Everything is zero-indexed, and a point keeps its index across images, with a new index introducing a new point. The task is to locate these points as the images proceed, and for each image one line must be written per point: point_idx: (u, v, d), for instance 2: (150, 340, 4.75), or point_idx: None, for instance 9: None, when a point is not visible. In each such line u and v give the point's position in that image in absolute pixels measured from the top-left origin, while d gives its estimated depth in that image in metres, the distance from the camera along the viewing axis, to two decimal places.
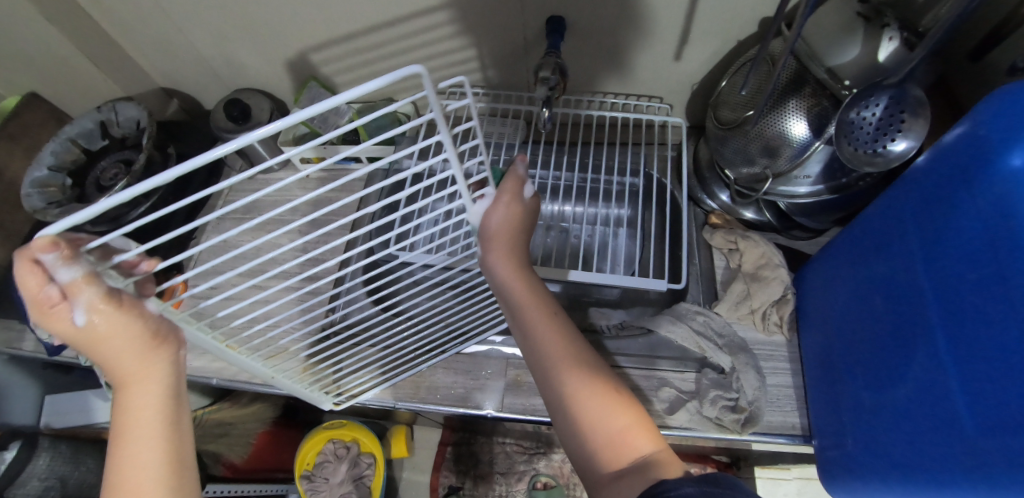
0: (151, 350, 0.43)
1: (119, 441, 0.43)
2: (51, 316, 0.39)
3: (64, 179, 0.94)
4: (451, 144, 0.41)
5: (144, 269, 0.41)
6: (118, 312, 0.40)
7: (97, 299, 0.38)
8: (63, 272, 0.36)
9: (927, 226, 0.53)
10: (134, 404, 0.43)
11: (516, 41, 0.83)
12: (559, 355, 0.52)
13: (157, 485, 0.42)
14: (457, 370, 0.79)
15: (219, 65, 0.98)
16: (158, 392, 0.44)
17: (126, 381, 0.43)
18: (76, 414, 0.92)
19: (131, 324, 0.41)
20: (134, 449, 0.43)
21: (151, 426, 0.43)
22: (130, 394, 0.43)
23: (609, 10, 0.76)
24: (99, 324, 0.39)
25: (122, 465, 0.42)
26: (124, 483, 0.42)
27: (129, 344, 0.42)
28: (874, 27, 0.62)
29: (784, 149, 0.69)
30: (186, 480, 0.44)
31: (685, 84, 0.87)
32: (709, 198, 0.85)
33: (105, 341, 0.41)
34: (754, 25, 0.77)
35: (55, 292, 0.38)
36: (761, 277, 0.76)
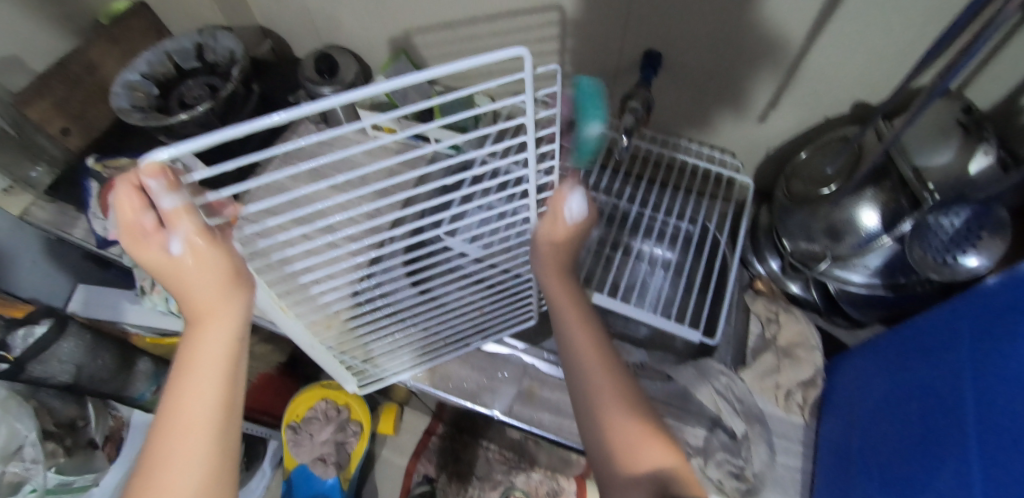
0: (229, 287, 0.44)
1: (182, 369, 0.45)
2: (141, 244, 0.40)
3: (152, 89, 0.97)
4: (532, 127, 0.44)
5: (228, 212, 0.44)
6: (210, 249, 0.41)
7: (193, 231, 0.39)
8: (166, 200, 0.37)
9: (981, 349, 0.52)
10: (207, 338, 0.45)
11: (610, 63, 0.84)
12: (590, 354, 0.54)
13: (208, 420, 0.44)
14: (474, 365, 0.80)
15: (319, 18, 1.01)
16: (228, 333, 0.45)
17: (200, 316, 0.44)
18: (107, 311, 0.96)
19: (219, 261, 0.42)
20: (194, 382, 0.44)
21: (213, 363, 0.45)
22: (201, 329, 0.45)
23: (713, 56, 0.76)
24: (189, 256, 0.41)
25: (180, 394, 0.44)
26: (177, 411, 0.44)
27: (211, 279, 0.43)
28: (972, 139, 0.61)
29: (849, 235, 0.68)
30: (232, 422, 0.46)
31: (762, 147, 0.87)
32: (758, 262, 0.84)
33: (188, 273, 0.42)
34: (847, 106, 0.77)
35: (152, 220, 0.40)
36: (794, 355, 0.76)
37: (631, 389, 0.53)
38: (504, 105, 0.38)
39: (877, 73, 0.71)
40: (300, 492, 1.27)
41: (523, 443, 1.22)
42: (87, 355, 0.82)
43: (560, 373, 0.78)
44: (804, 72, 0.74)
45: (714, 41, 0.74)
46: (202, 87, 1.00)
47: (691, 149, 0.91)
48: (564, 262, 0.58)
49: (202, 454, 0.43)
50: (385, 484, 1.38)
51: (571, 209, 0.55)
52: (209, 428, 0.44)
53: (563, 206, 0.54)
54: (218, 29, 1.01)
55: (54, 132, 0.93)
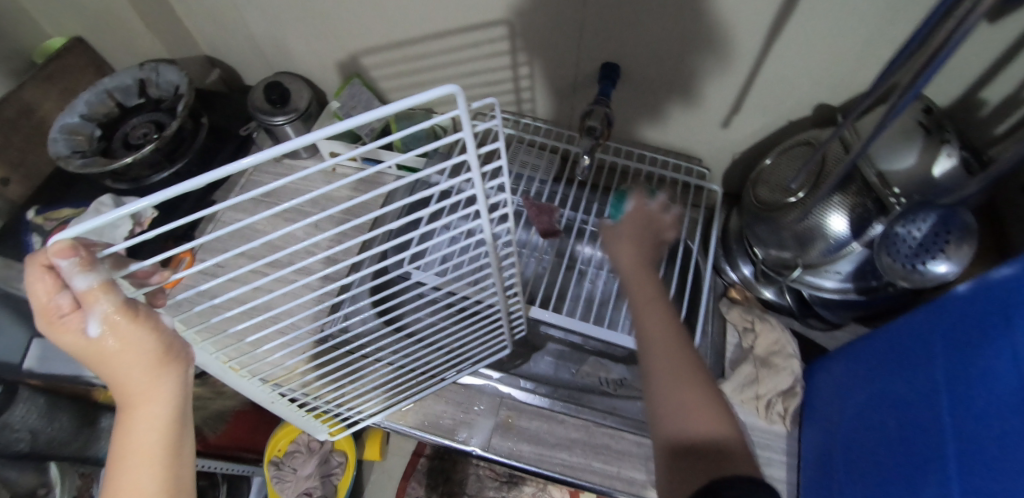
0: (157, 368, 0.41)
1: (117, 457, 0.41)
2: (59, 327, 0.37)
3: (94, 130, 0.93)
4: (475, 164, 0.43)
5: (155, 281, 0.42)
6: (132, 326, 0.38)
7: (111, 311, 0.37)
8: (78, 280, 0.35)
9: (958, 362, 0.51)
10: (140, 424, 0.41)
11: (567, 77, 0.82)
12: (654, 331, 0.52)
13: None
14: (450, 399, 0.78)
15: (267, 46, 0.97)
16: (162, 418, 0.41)
17: (128, 400, 0.41)
18: (67, 364, 0.91)
19: (144, 338, 0.39)
20: (133, 470, 0.41)
21: (149, 451, 0.41)
22: (132, 414, 0.41)
23: (670, 64, 0.74)
24: (110, 340, 0.38)
25: (118, 484, 0.41)
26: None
27: (137, 360, 0.39)
28: (934, 140, 0.60)
29: (818, 242, 0.67)
30: None
31: (727, 152, 0.86)
32: (731, 269, 0.83)
33: (110, 358, 0.39)
34: (808, 109, 0.76)
35: (67, 301, 0.37)
36: (772, 363, 0.75)
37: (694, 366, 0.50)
38: (443, 144, 0.37)
39: (834, 76, 0.70)
40: None
41: None
42: (43, 418, 0.79)
43: (537, 401, 0.76)
44: (761, 78, 0.73)
45: (669, 51, 0.72)
46: (147, 125, 0.95)
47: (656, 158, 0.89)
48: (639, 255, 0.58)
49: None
50: None
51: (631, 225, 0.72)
52: None
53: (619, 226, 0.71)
54: (159, 62, 0.96)
55: None
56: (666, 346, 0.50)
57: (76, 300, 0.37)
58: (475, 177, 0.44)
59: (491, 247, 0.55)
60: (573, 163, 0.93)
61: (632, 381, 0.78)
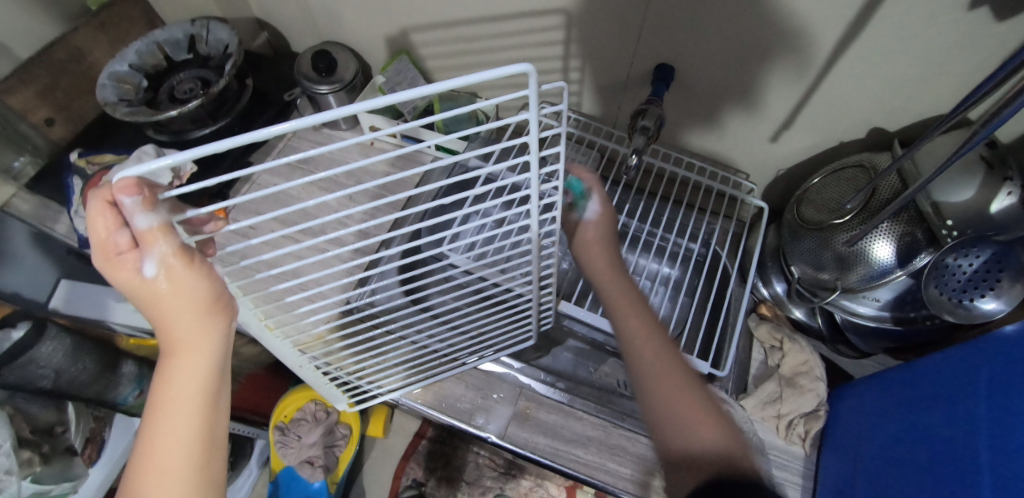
0: (205, 317, 0.42)
1: (156, 407, 0.42)
2: (115, 263, 0.38)
3: (142, 81, 0.93)
4: (535, 148, 0.41)
5: (209, 230, 0.42)
6: (185, 270, 0.39)
7: (169, 253, 0.38)
8: (140, 218, 0.36)
9: (1001, 407, 0.50)
10: (181, 373, 0.42)
11: (619, 76, 0.81)
12: (636, 336, 0.54)
13: (187, 462, 0.42)
14: (470, 384, 0.78)
15: (319, 14, 0.97)
16: (203, 368, 0.42)
17: (172, 344, 0.42)
18: (92, 308, 0.93)
19: (197, 285, 0.40)
20: (171, 422, 0.42)
21: (188, 402, 0.42)
22: (173, 361, 0.42)
23: (728, 71, 0.73)
24: (162, 280, 0.38)
25: (155, 434, 0.42)
26: (155, 454, 0.41)
27: (186, 307, 0.40)
28: (995, 176, 0.57)
29: (860, 266, 0.66)
30: (215, 459, 0.44)
31: (771, 167, 0.85)
32: (763, 285, 0.83)
33: (161, 302, 0.39)
34: (862, 131, 0.74)
35: (126, 238, 0.38)
36: (798, 384, 0.74)
37: (681, 369, 0.52)
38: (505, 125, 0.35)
39: (896, 99, 0.68)
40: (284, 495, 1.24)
41: None
42: (69, 359, 0.79)
43: (556, 395, 0.76)
44: (819, 95, 0.71)
45: (729, 58, 0.71)
46: (194, 81, 0.95)
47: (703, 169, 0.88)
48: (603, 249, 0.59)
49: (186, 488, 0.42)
50: (372, 487, 1.36)
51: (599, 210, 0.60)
52: (190, 468, 0.42)
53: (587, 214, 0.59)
54: (211, 19, 0.97)
55: (37, 122, 0.89)
56: (647, 351, 0.53)
57: (134, 238, 0.38)
58: (533, 166, 0.42)
59: (535, 245, 0.54)
60: (613, 163, 0.92)
61: None
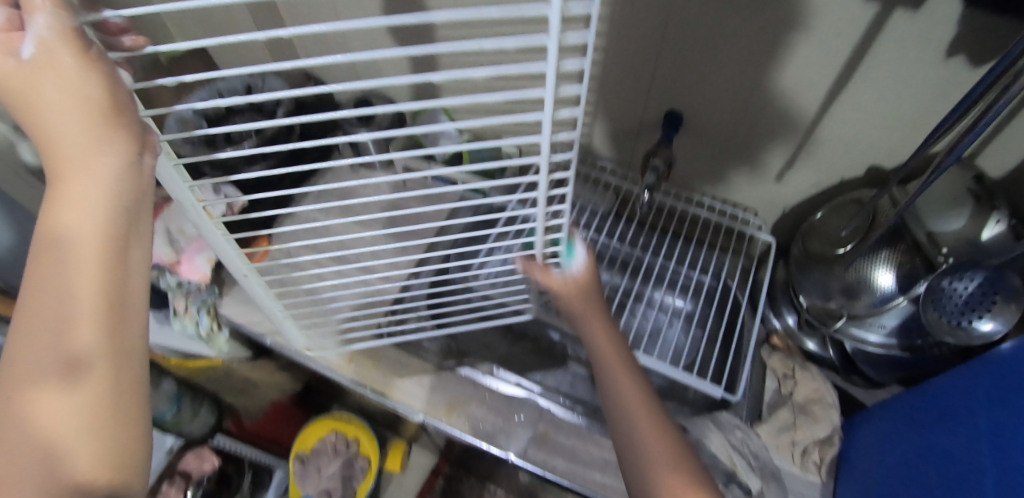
0: (100, 135, 0.32)
1: (43, 253, 0.32)
2: None
3: (201, 125, 1.03)
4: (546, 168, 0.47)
5: (125, 43, 0.35)
6: (72, 61, 0.31)
7: (51, 30, 0.30)
8: None
9: (1002, 421, 0.52)
10: (72, 201, 0.32)
11: (632, 121, 0.88)
12: (620, 382, 0.54)
13: (83, 317, 0.32)
14: (491, 406, 0.81)
15: (360, 67, 1.08)
16: (99, 193, 0.32)
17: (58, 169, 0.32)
18: None
19: (83, 82, 0.31)
20: (62, 269, 0.32)
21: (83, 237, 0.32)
22: (63, 187, 0.32)
23: (734, 115, 0.80)
24: (42, 67, 0.30)
25: (40, 283, 0.32)
26: (39, 304, 0.32)
27: (75, 111, 0.31)
28: (984, 207, 0.63)
29: (864, 294, 0.70)
30: (126, 316, 0.34)
31: (778, 205, 0.90)
32: (774, 316, 0.85)
33: (39, 99, 0.31)
34: (861, 169, 0.79)
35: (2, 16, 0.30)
36: (812, 412, 0.76)
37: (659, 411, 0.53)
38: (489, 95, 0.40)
39: (890, 139, 0.74)
40: None
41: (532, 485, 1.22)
42: None
43: (573, 418, 0.79)
44: (818, 137, 0.77)
45: (734, 105, 0.78)
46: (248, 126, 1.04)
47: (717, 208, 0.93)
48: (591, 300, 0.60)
49: (75, 403, 0.31)
50: None
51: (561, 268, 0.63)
52: (84, 326, 0.32)
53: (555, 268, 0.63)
54: (267, 72, 1.07)
55: None
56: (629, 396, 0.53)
57: (14, 19, 0.30)
58: (543, 168, 0.46)
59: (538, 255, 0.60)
60: (627, 202, 0.98)
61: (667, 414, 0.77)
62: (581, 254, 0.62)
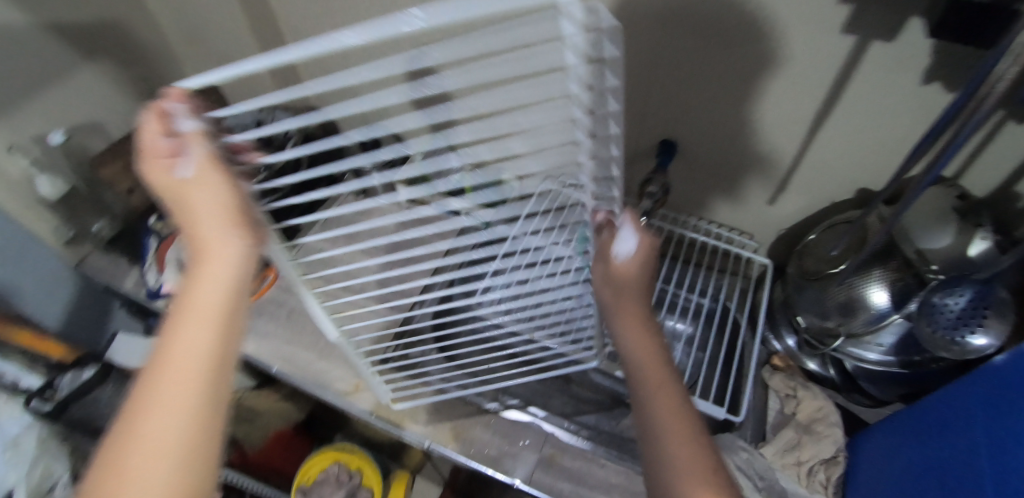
0: (233, 230, 0.39)
1: (176, 321, 0.39)
2: (155, 165, 0.37)
3: None
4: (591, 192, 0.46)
5: (246, 157, 0.41)
6: (219, 179, 0.38)
7: (206, 157, 0.37)
8: (184, 122, 0.36)
9: (995, 428, 0.54)
10: (203, 282, 0.39)
11: (628, 149, 0.92)
12: (665, 421, 0.47)
13: (198, 382, 0.37)
14: (496, 430, 0.81)
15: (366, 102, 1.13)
16: (228, 279, 0.40)
17: (200, 259, 0.39)
18: None
19: (224, 193, 0.38)
20: (188, 338, 0.38)
21: (207, 312, 0.39)
22: (201, 273, 0.39)
23: (726, 139, 0.83)
24: (198, 186, 0.37)
25: (171, 348, 0.38)
26: (164, 370, 0.37)
27: (213, 214, 0.38)
28: (968, 224, 0.65)
29: (861, 312, 0.72)
30: (224, 384, 0.39)
31: (774, 227, 0.92)
32: (775, 338, 0.86)
33: (190, 208, 0.38)
34: (851, 191, 0.82)
35: (171, 147, 0.37)
36: (814, 431, 0.76)
37: (705, 456, 0.45)
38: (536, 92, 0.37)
39: (875, 162, 0.77)
40: None
41: None
42: None
43: (580, 441, 0.79)
44: (806, 161, 0.80)
45: (724, 131, 0.81)
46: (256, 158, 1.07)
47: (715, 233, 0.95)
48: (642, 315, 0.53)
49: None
50: None
51: (622, 241, 0.52)
52: (197, 394, 0.37)
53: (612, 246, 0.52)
54: (277, 108, 1.12)
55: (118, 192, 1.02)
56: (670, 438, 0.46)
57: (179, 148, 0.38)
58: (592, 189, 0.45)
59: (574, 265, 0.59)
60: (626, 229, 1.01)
61: None
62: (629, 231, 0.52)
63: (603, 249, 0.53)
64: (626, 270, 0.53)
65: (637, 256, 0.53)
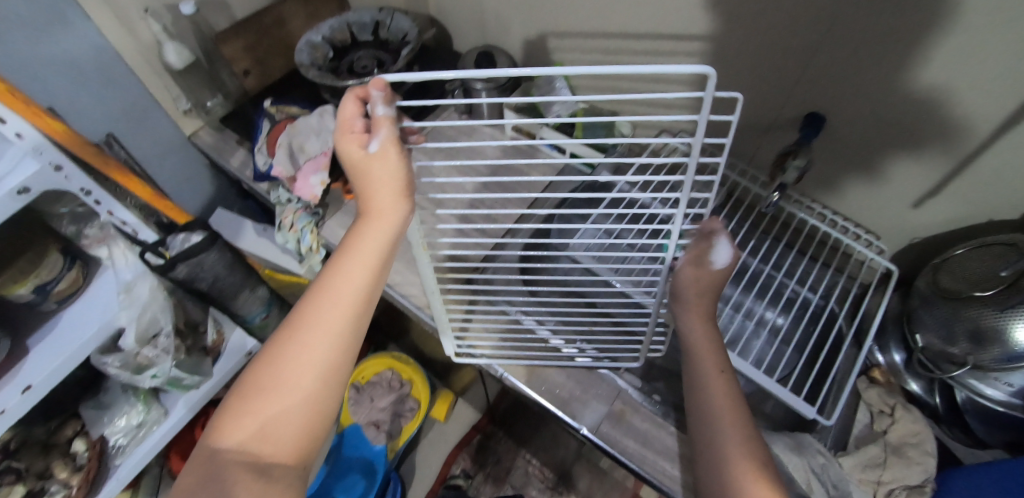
0: (397, 198, 0.51)
1: (344, 254, 0.52)
2: (348, 137, 0.49)
3: (329, 52, 1.05)
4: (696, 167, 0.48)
5: (414, 139, 0.53)
6: (396, 157, 0.48)
7: (388, 139, 0.47)
8: (381, 108, 0.46)
9: None
10: (367, 231, 0.52)
11: (765, 120, 0.84)
12: (723, 405, 0.57)
13: (354, 305, 0.52)
14: (570, 375, 0.81)
15: (489, 20, 1.08)
16: (387, 235, 0.52)
17: (369, 212, 0.51)
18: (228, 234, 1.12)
19: (398, 168, 0.49)
20: (352, 268, 0.52)
21: (370, 257, 0.52)
22: (367, 223, 0.52)
23: (885, 128, 0.74)
24: (378, 160, 0.48)
25: (340, 274, 0.52)
26: (328, 289, 0.52)
27: (387, 184, 0.50)
28: None
29: (996, 345, 0.65)
30: (367, 312, 0.53)
31: (908, 233, 0.84)
32: (879, 350, 0.81)
33: (368, 173, 0.49)
34: (1018, 213, 0.72)
35: (361, 125, 0.49)
36: (905, 454, 0.71)
37: (757, 441, 0.55)
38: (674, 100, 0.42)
39: None
40: (345, 452, 1.30)
41: (571, 459, 1.23)
42: (223, 269, 0.91)
43: (652, 405, 0.78)
44: (976, 169, 0.70)
45: (887, 118, 0.72)
46: (370, 59, 1.05)
47: (837, 224, 0.88)
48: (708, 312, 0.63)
49: (313, 377, 0.49)
50: (423, 465, 1.42)
51: (720, 255, 0.60)
52: (350, 312, 0.52)
53: (709, 252, 0.60)
54: (397, 11, 1.08)
55: (237, 71, 1.04)
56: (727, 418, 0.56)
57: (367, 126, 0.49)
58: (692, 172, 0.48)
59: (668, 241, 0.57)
60: (736, 200, 0.94)
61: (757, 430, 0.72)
62: (726, 249, 0.59)
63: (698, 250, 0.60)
64: (711, 269, 0.60)
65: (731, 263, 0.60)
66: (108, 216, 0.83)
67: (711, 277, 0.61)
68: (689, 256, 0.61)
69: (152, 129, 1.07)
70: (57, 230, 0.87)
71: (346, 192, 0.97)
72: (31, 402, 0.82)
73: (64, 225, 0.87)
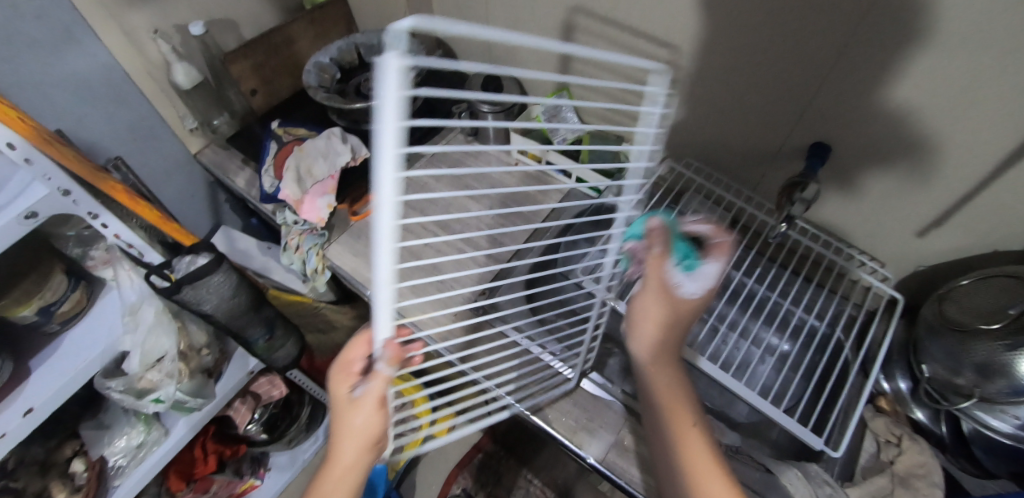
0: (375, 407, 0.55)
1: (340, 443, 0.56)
2: (345, 371, 0.58)
3: (337, 74, 1.06)
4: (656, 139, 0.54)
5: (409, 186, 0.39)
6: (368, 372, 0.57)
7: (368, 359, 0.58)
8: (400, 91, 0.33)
9: None
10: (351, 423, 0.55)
11: (773, 147, 0.85)
12: (693, 462, 0.58)
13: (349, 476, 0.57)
14: (578, 403, 0.82)
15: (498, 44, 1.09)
16: (368, 428, 0.55)
17: (343, 407, 0.56)
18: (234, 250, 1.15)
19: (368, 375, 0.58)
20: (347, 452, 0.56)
21: (361, 443, 0.56)
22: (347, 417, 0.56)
23: (892, 159, 0.74)
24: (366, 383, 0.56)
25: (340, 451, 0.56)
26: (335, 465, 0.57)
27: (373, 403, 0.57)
28: None
29: (1003, 378, 0.66)
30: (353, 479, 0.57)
31: (912, 262, 0.84)
32: (884, 378, 0.81)
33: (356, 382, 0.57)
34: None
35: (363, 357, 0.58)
36: (912, 485, 0.71)
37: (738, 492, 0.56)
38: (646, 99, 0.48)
39: None
40: None
41: None
42: (228, 292, 0.91)
43: None
44: (982, 200, 0.71)
45: (894, 148, 0.73)
46: (377, 80, 1.05)
47: (857, 260, 0.88)
48: (667, 356, 0.62)
49: None
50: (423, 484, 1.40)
51: (688, 284, 0.59)
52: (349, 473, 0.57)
53: (671, 275, 0.60)
54: (404, 33, 1.09)
55: (245, 91, 1.04)
56: (693, 471, 0.57)
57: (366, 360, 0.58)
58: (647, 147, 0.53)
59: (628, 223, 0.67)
60: (739, 223, 0.94)
61: (776, 468, 0.72)
62: (700, 272, 0.59)
63: (654, 265, 0.60)
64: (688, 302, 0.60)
65: (705, 292, 0.59)
66: (114, 239, 0.84)
67: (678, 307, 0.60)
68: (652, 278, 0.60)
69: (160, 148, 1.07)
70: (62, 252, 0.88)
71: (351, 213, 0.98)
72: (31, 425, 0.80)
73: (69, 247, 0.88)
